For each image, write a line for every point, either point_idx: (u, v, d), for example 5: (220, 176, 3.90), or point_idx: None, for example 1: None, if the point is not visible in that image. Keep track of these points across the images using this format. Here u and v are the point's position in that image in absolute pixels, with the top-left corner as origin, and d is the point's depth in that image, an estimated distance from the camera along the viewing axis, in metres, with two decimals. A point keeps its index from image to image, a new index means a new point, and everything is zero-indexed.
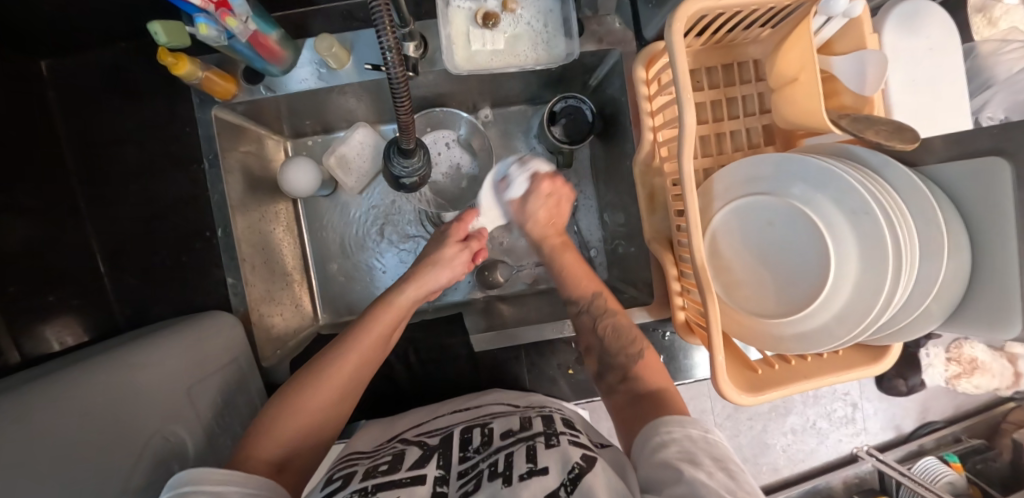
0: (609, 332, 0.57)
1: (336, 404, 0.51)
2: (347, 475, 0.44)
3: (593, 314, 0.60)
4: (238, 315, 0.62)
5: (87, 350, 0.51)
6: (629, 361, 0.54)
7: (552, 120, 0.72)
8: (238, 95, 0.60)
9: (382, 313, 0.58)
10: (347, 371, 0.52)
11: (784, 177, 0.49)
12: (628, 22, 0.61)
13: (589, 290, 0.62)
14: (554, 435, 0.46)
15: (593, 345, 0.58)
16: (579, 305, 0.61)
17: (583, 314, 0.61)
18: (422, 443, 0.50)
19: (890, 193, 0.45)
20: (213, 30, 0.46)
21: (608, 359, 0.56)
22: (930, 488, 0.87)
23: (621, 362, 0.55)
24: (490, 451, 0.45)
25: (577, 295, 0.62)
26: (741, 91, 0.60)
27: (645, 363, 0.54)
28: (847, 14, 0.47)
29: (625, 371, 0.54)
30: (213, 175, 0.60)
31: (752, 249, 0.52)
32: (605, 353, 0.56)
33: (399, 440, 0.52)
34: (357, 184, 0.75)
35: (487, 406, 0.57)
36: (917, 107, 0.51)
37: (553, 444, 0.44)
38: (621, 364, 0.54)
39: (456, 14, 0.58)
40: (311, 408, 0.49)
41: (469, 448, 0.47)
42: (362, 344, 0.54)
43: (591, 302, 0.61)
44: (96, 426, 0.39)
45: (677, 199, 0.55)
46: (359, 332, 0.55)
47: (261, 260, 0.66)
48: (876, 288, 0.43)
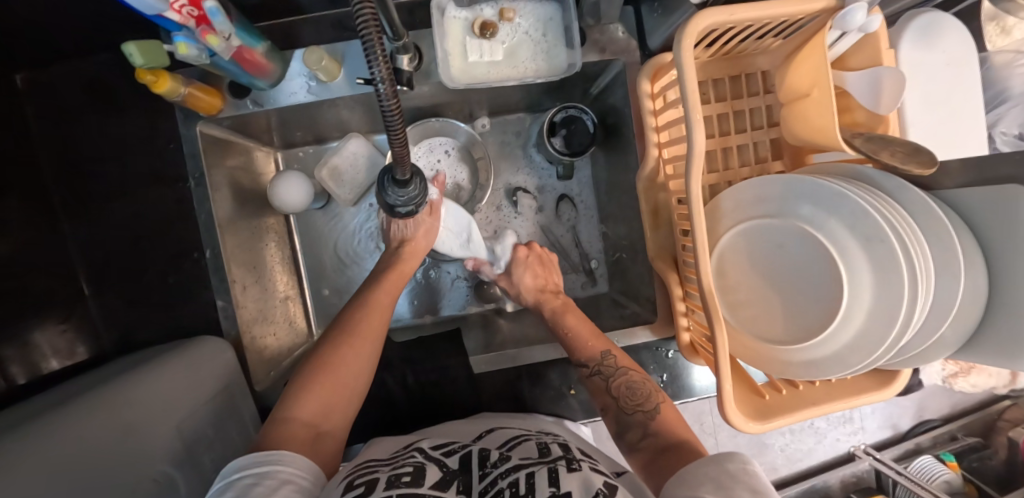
0: (624, 392, 0.54)
1: (359, 360, 0.53)
2: (370, 482, 0.42)
3: (606, 374, 0.57)
4: (229, 339, 0.59)
5: (75, 382, 0.49)
6: (646, 419, 0.51)
7: (550, 132, 0.69)
8: (223, 110, 0.57)
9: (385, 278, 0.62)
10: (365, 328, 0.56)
11: (792, 198, 0.48)
12: (632, 30, 0.59)
13: (596, 349, 0.59)
14: (575, 460, 0.45)
15: (609, 404, 0.55)
16: (587, 368, 0.58)
17: (595, 375, 0.58)
18: (441, 463, 0.47)
19: (904, 218, 0.43)
20: (192, 49, 0.43)
21: (625, 418, 0.53)
22: (926, 487, 0.88)
23: (637, 419, 0.52)
24: (507, 468, 0.44)
25: (586, 356, 0.58)
26: (749, 103, 0.57)
27: (666, 419, 0.51)
28: (864, 28, 0.45)
29: (643, 429, 0.51)
30: (200, 194, 0.57)
31: (760, 271, 0.50)
32: (621, 413, 0.53)
33: (417, 451, 0.50)
34: (350, 196, 0.73)
35: (501, 429, 0.56)
36: (934, 124, 0.49)
37: (575, 469, 0.43)
38: (638, 422, 0.51)
39: (451, 24, 0.56)
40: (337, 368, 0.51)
41: (487, 463, 0.47)
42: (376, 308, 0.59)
43: (601, 363, 0.57)
44: (94, 469, 0.38)
45: (683, 218, 0.54)
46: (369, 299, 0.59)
47: (251, 278, 0.64)
48: (890, 314, 0.42)
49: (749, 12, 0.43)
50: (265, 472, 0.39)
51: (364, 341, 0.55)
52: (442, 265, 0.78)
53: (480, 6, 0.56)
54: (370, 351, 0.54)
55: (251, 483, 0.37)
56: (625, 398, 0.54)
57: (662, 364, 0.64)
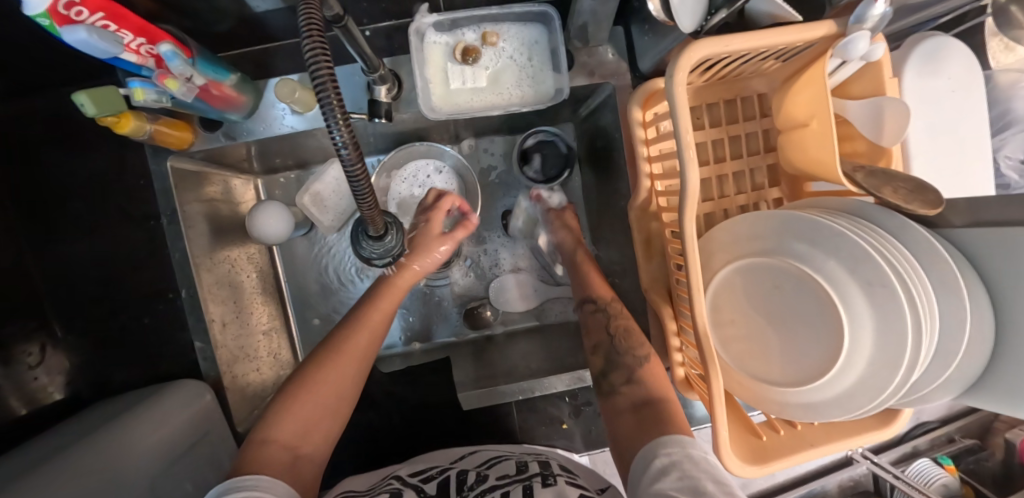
0: (622, 332, 0.53)
1: (346, 378, 0.49)
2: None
3: (610, 313, 0.56)
4: (209, 381, 0.57)
5: (46, 439, 0.47)
6: (636, 363, 0.51)
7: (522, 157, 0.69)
8: (195, 143, 0.55)
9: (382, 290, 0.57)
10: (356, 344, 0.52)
11: (790, 236, 0.45)
12: (622, 52, 0.56)
13: (606, 293, 0.59)
14: (552, 475, 0.44)
15: (603, 341, 0.54)
16: (596, 301, 0.58)
17: (599, 312, 0.57)
18: (419, 490, 0.46)
19: (909, 261, 0.41)
20: (150, 94, 0.41)
21: (615, 357, 0.52)
22: (924, 492, 0.88)
23: (627, 362, 0.51)
24: (484, 489, 0.43)
25: (599, 294, 0.59)
26: (745, 128, 0.55)
27: (653, 371, 0.50)
28: (868, 57, 0.42)
29: (630, 372, 0.50)
30: (172, 231, 0.55)
31: (757, 310, 0.48)
32: (613, 351, 0.52)
33: (396, 479, 0.49)
34: (333, 223, 0.71)
35: (482, 451, 0.54)
36: (938, 155, 0.47)
37: (551, 484, 0.42)
38: (627, 364, 0.51)
39: (432, 50, 0.53)
40: (324, 385, 0.48)
41: (464, 487, 0.45)
42: (369, 320, 0.54)
43: (608, 303, 0.57)
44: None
45: (678, 252, 0.52)
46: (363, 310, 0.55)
47: (232, 314, 0.62)
48: (892, 362, 0.40)
49: (745, 42, 0.40)
50: None
51: (352, 361, 0.50)
52: (431, 289, 0.76)
53: (462, 30, 0.53)
54: (355, 369, 0.50)
55: None
56: (620, 338, 0.53)
57: None
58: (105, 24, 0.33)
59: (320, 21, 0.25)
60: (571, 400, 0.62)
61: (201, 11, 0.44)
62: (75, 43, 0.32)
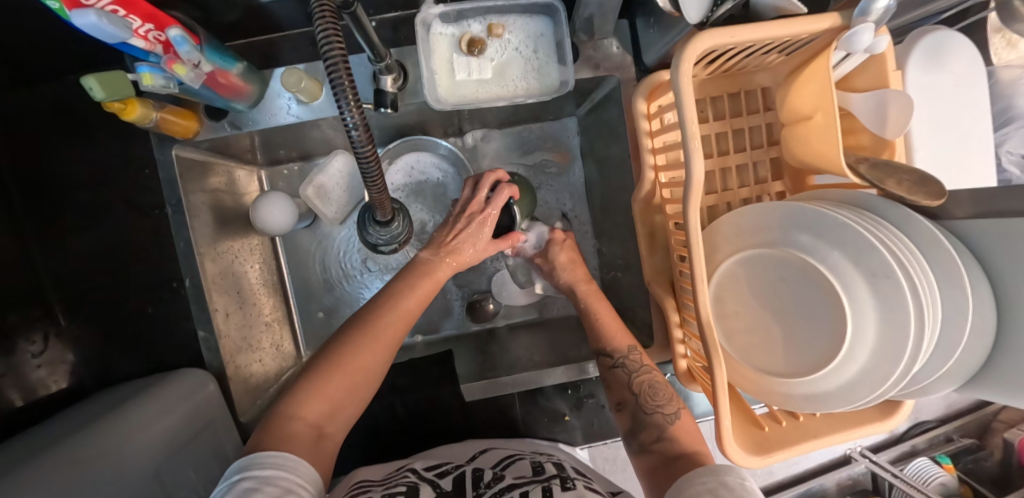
0: (645, 390, 0.53)
1: (374, 363, 0.50)
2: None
3: (629, 369, 0.55)
4: (212, 371, 0.57)
5: (50, 426, 0.47)
6: (665, 421, 0.50)
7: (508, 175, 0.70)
8: (200, 133, 0.55)
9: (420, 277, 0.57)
10: (391, 328, 0.52)
11: (795, 227, 0.46)
12: (626, 45, 0.56)
13: (623, 344, 0.58)
14: (569, 478, 0.45)
15: (628, 400, 0.54)
16: (612, 358, 0.57)
17: (617, 367, 0.56)
18: (436, 484, 0.46)
19: (912, 252, 0.41)
20: (159, 79, 0.41)
21: (642, 416, 0.52)
22: (923, 491, 0.88)
23: (655, 420, 0.50)
24: (501, 488, 0.44)
25: (618, 345, 0.57)
26: (748, 122, 0.55)
27: (683, 426, 0.50)
28: (871, 49, 0.43)
29: (659, 430, 0.50)
30: (177, 220, 0.55)
31: (761, 301, 0.49)
32: (639, 410, 0.52)
33: (410, 471, 0.50)
34: (337, 215, 0.71)
35: (495, 449, 0.55)
36: (940, 149, 0.47)
37: (570, 487, 0.43)
38: (655, 423, 0.50)
39: (438, 41, 0.53)
40: (353, 370, 0.48)
41: (481, 484, 0.46)
42: (405, 304, 0.54)
43: (625, 356, 0.56)
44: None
45: (681, 244, 0.52)
46: (400, 295, 0.55)
47: (235, 304, 0.62)
48: (894, 352, 0.40)
49: (751, 34, 0.40)
50: (267, 477, 0.36)
51: (383, 344, 0.51)
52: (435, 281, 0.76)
53: (468, 22, 0.53)
54: (386, 353, 0.51)
55: (251, 488, 0.35)
56: (646, 397, 0.52)
57: None
58: (113, 9, 0.33)
59: (332, 12, 0.26)
60: (573, 393, 0.62)
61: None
62: (85, 27, 0.32)
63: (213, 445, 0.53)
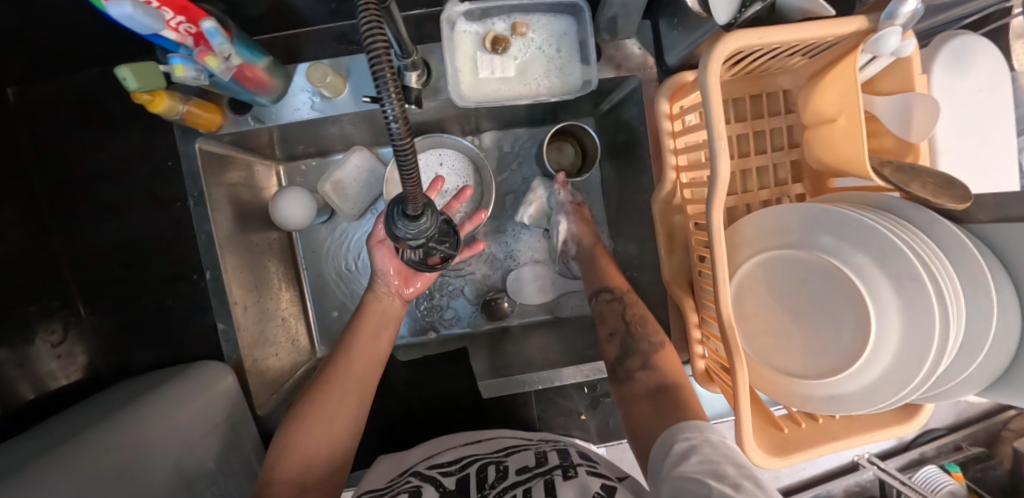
0: (636, 319, 0.56)
1: (345, 406, 0.51)
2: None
3: (624, 303, 0.59)
4: (230, 363, 0.57)
5: (72, 416, 0.47)
6: (651, 348, 0.52)
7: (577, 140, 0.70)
8: (224, 126, 0.55)
9: (363, 315, 0.61)
10: (352, 365, 0.54)
11: (817, 227, 0.46)
12: (648, 46, 0.56)
13: (621, 283, 0.62)
14: (572, 466, 0.45)
15: (618, 329, 0.56)
16: (613, 292, 0.61)
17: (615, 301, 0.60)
18: (438, 484, 0.47)
19: (937, 255, 0.41)
20: (190, 71, 0.41)
21: (630, 343, 0.54)
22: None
23: (643, 347, 0.52)
24: (505, 488, 0.43)
25: (614, 284, 0.62)
26: (770, 124, 0.55)
27: (668, 357, 0.52)
28: (898, 53, 0.43)
29: (645, 359, 0.52)
30: (199, 213, 0.55)
31: (782, 302, 0.49)
32: (629, 337, 0.55)
33: (412, 475, 0.50)
34: (354, 211, 0.71)
35: (499, 438, 0.55)
36: (965, 152, 0.47)
37: (571, 476, 0.43)
38: (642, 350, 0.52)
39: (461, 39, 0.53)
40: (318, 420, 0.49)
41: (485, 486, 0.45)
42: (355, 345, 0.57)
43: (624, 292, 0.61)
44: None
45: (702, 245, 0.52)
46: (346, 342, 0.57)
47: (253, 298, 0.62)
48: (918, 356, 0.40)
49: (780, 36, 0.40)
50: None
51: (342, 385, 0.52)
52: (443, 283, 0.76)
53: (493, 20, 0.53)
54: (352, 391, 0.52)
55: None
56: (636, 326, 0.55)
57: None
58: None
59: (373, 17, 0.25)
60: (588, 392, 0.63)
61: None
62: (120, 18, 0.33)
63: (229, 439, 0.53)
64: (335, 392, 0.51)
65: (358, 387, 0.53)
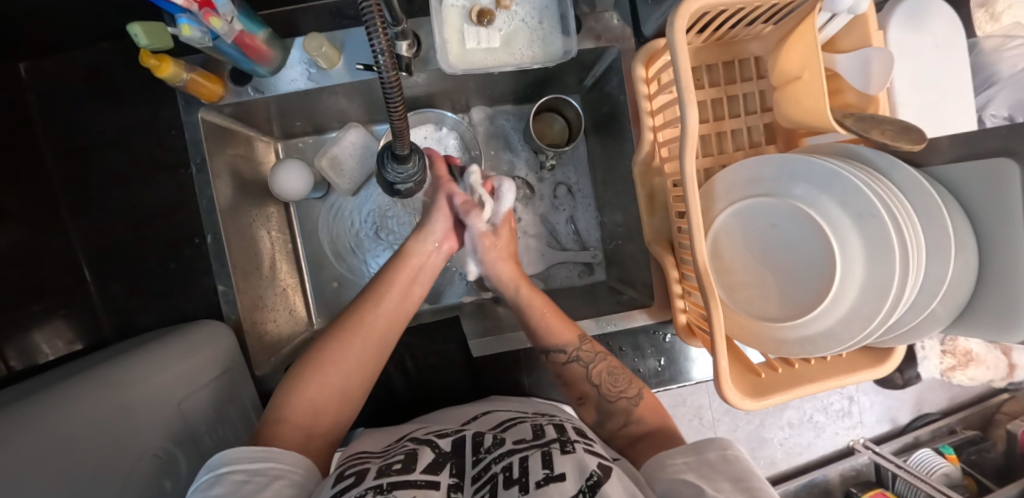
0: (606, 378, 0.56)
1: (359, 358, 0.52)
2: (360, 472, 0.43)
3: (584, 361, 0.57)
4: (229, 323, 0.59)
5: (76, 364, 0.49)
6: (630, 404, 0.54)
7: (558, 112, 0.73)
8: (225, 97, 0.58)
9: (398, 268, 0.59)
10: (377, 320, 0.54)
11: (788, 177, 0.48)
12: (626, 19, 0.60)
13: (569, 337, 0.58)
14: (569, 441, 0.46)
15: (589, 393, 0.57)
16: (566, 355, 0.58)
17: (570, 362, 0.58)
18: (434, 445, 0.48)
19: (897, 197, 0.44)
20: (196, 31, 0.44)
21: (605, 406, 0.55)
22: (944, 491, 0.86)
23: (621, 406, 0.54)
24: (502, 453, 0.44)
25: (563, 342, 0.58)
26: (742, 88, 0.58)
27: (646, 403, 0.55)
28: (853, 10, 0.46)
29: (625, 416, 0.54)
30: (201, 179, 0.58)
31: (757, 251, 0.50)
32: (602, 400, 0.55)
33: (409, 439, 0.51)
34: (350, 186, 0.74)
35: (496, 413, 0.56)
36: (924, 104, 0.50)
37: (569, 450, 0.44)
38: (621, 409, 0.54)
39: (449, 13, 0.57)
40: (329, 371, 0.50)
41: (481, 449, 0.47)
42: (388, 295, 0.56)
43: (578, 349, 0.57)
44: None
45: (679, 200, 0.55)
46: (379, 290, 0.56)
47: (252, 265, 0.64)
48: (882, 290, 0.42)
49: None
50: (257, 468, 0.39)
51: (365, 339, 0.53)
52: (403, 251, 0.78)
53: None
54: (372, 349, 0.53)
55: (243, 481, 0.37)
56: (606, 386, 0.56)
57: (660, 348, 0.65)
58: None
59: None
60: None
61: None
62: None
63: (227, 394, 0.55)
64: (351, 351, 0.52)
65: (375, 350, 0.53)
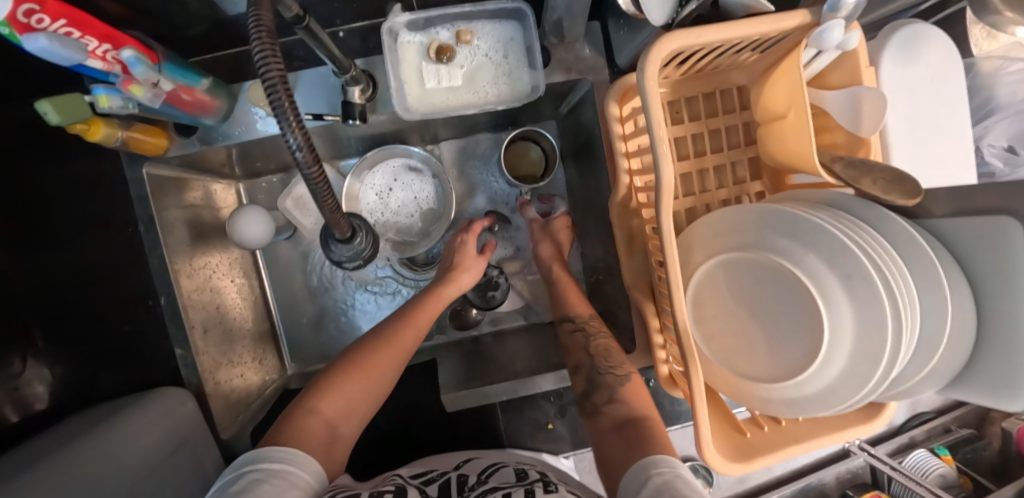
0: (599, 351, 0.54)
1: (387, 365, 0.54)
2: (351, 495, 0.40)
3: (587, 332, 0.57)
4: (190, 388, 0.56)
5: (25, 448, 0.46)
6: (616, 382, 0.51)
7: (534, 140, 0.69)
8: (170, 149, 0.55)
9: (426, 296, 0.62)
10: (407, 336, 0.57)
11: (771, 232, 0.44)
12: (599, 49, 0.56)
13: (586, 312, 0.61)
14: (551, 482, 0.43)
15: (583, 363, 0.55)
16: (574, 322, 0.59)
17: (576, 332, 0.59)
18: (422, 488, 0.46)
19: (890, 255, 0.40)
20: (114, 100, 0.41)
21: (595, 377, 0.53)
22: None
23: (607, 381, 0.52)
24: (487, 488, 0.42)
25: (577, 311, 0.61)
26: (724, 121, 0.54)
27: (634, 387, 0.51)
28: (842, 46, 0.42)
29: (610, 392, 0.51)
30: (150, 238, 0.54)
31: (740, 306, 0.47)
32: (592, 371, 0.53)
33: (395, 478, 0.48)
34: (316, 225, 0.70)
35: (478, 458, 0.55)
36: (918, 143, 0.46)
37: (551, 489, 0.41)
38: (608, 383, 0.51)
39: (406, 50, 0.52)
40: (369, 367, 0.52)
41: (466, 486, 0.44)
42: (419, 318, 0.59)
43: (585, 321, 0.59)
44: None
45: (658, 248, 0.51)
46: (410, 314, 0.59)
47: (214, 321, 0.61)
48: (872, 359, 0.39)
49: (717, 34, 0.39)
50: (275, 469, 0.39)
51: (396, 351, 0.55)
52: (373, 298, 0.75)
53: (436, 29, 0.53)
54: (400, 358, 0.55)
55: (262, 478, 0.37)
56: (601, 359, 0.54)
57: None
58: (67, 31, 0.33)
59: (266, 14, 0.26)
60: (556, 400, 0.62)
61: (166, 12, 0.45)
62: (35, 51, 0.32)
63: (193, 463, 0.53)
64: (384, 359, 0.54)
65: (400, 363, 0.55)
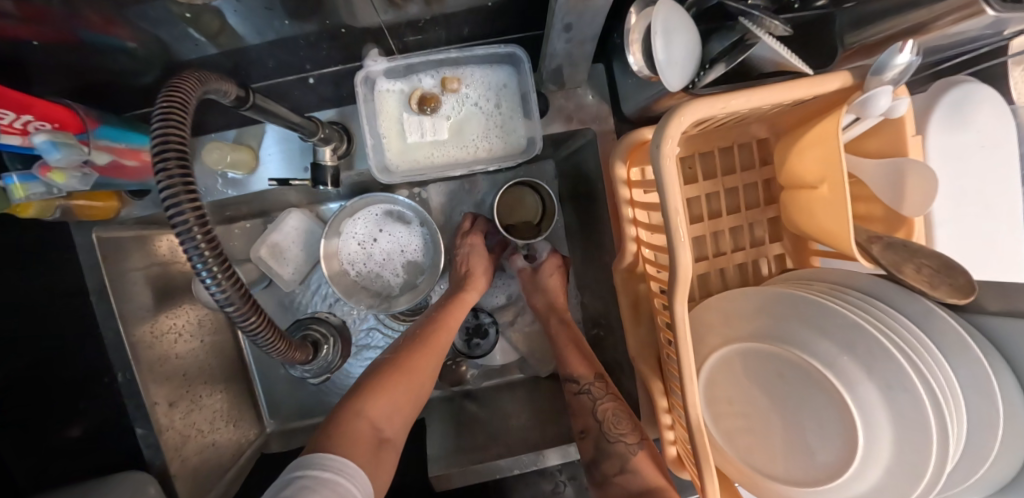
0: (609, 417, 0.50)
1: (427, 369, 0.52)
2: None
3: (594, 395, 0.53)
4: (153, 471, 0.51)
5: None
6: (628, 451, 0.48)
7: (532, 187, 0.63)
8: (122, 211, 0.51)
9: (452, 303, 0.60)
10: (441, 343, 0.55)
11: (791, 326, 0.39)
12: (603, 95, 0.50)
13: (590, 370, 0.56)
14: None
15: (591, 428, 0.51)
16: (578, 383, 0.55)
17: (581, 393, 0.54)
18: None
19: (935, 360, 0.35)
20: (31, 187, 0.37)
21: (605, 445, 0.49)
22: None
23: (619, 450, 0.48)
24: None
25: (579, 372, 0.56)
26: (742, 179, 0.48)
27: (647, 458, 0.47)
28: (888, 113, 0.36)
29: (622, 461, 0.48)
30: (104, 309, 0.49)
31: (757, 399, 0.42)
32: (603, 439, 0.49)
33: None
34: (296, 274, 0.65)
35: None
36: (967, 219, 0.40)
37: None
38: (619, 453, 0.48)
39: (385, 99, 0.47)
40: (410, 370, 0.50)
41: None
42: (449, 323, 0.58)
43: (591, 382, 0.54)
44: None
45: (666, 325, 0.44)
46: (440, 319, 0.58)
47: (180, 390, 0.56)
48: (913, 473, 0.33)
49: (746, 100, 0.31)
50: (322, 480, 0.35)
51: (432, 354, 0.54)
52: (357, 352, 0.71)
53: (419, 75, 0.47)
54: (436, 363, 0.54)
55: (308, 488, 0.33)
56: (609, 425, 0.50)
57: None
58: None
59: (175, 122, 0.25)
60: None
61: (111, 54, 0.41)
62: None
63: None
64: (424, 362, 0.52)
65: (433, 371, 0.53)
